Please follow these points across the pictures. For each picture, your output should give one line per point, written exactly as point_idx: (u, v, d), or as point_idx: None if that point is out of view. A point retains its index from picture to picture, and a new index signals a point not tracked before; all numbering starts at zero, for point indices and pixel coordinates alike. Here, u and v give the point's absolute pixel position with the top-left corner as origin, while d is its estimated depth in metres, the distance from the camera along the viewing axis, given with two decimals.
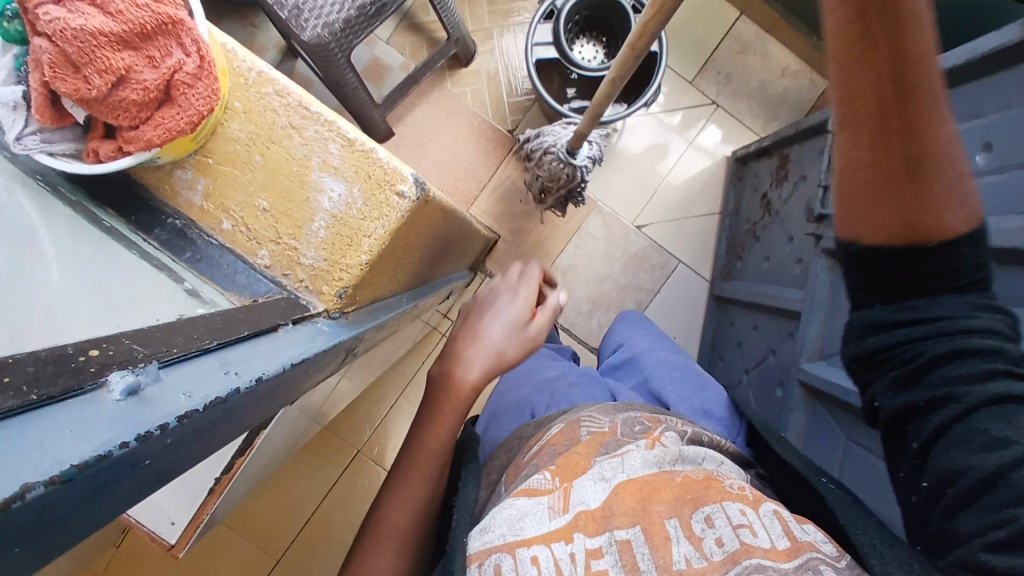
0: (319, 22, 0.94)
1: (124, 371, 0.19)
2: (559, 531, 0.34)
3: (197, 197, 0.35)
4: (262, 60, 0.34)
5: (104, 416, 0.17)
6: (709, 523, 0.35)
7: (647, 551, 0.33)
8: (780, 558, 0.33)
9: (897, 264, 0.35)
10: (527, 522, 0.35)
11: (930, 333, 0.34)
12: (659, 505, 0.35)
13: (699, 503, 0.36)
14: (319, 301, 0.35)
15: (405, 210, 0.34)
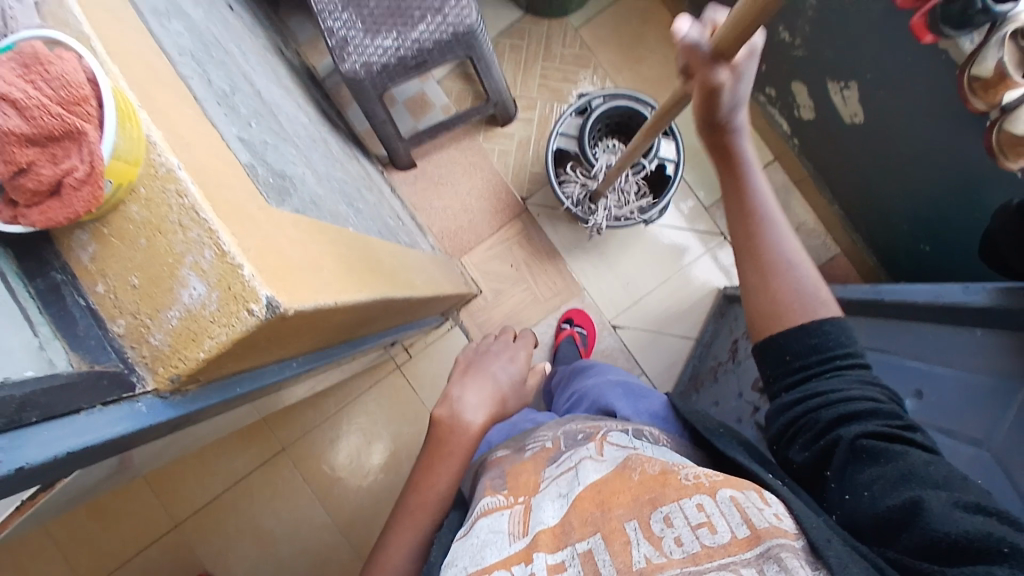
0: (360, 60, 1.01)
1: None
2: (520, 554, 0.44)
3: (86, 257, 0.39)
4: (177, 159, 0.38)
5: None
6: (667, 525, 0.42)
7: (607, 557, 0.41)
8: (739, 548, 0.40)
9: (790, 350, 0.58)
10: (489, 552, 0.46)
11: (818, 406, 0.55)
12: (619, 513, 0.44)
13: (657, 507, 0.44)
14: (150, 380, 0.39)
15: (251, 324, 0.38)
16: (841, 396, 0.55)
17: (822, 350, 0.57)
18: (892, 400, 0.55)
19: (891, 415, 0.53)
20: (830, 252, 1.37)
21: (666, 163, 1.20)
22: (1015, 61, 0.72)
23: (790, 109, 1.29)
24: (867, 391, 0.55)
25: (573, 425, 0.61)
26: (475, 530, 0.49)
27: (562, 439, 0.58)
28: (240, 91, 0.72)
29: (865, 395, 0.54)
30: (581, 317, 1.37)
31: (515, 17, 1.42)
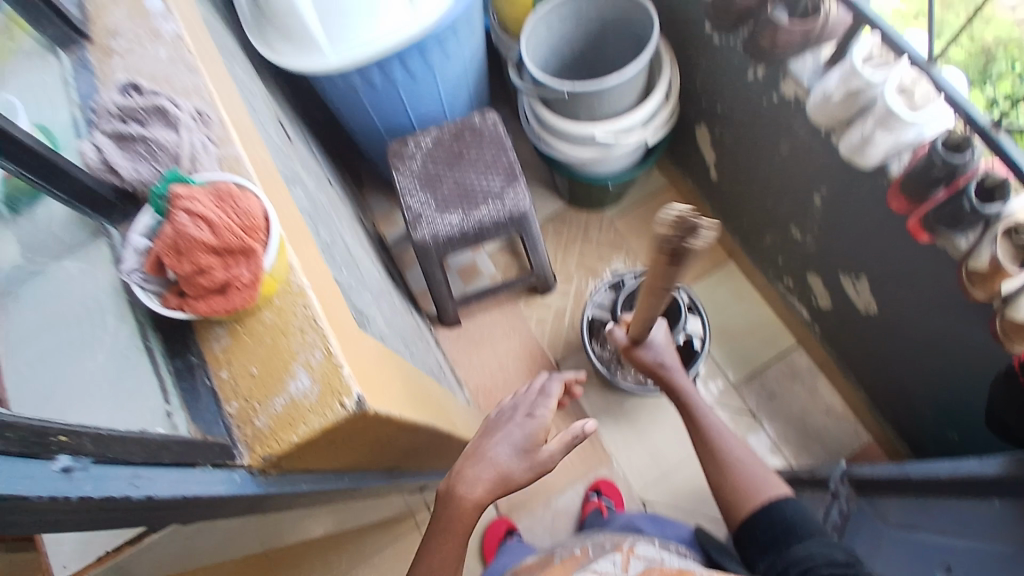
0: (429, 230, 1.20)
1: (69, 456, 0.33)
2: None
3: (219, 346, 0.48)
4: (309, 282, 0.50)
5: (41, 475, 0.31)
6: None
7: None
8: None
9: (758, 527, 0.78)
10: None
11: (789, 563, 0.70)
12: None
13: None
14: (247, 456, 0.46)
15: (341, 415, 0.46)
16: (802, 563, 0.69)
17: (777, 521, 0.76)
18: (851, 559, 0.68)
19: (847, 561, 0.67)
20: (859, 436, 1.38)
21: (694, 337, 1.29)
22: (1008, 256, 0.84)
23: (809, 299, 1.40)
24: (825, 551, 0.69)
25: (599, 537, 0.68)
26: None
27: (590, 550, 0.62)
28: (336, 244, 0.88)
29: (821, 549, 0.69)
30: (608, 486, 1.36)
31: (559, 206, 1.66)
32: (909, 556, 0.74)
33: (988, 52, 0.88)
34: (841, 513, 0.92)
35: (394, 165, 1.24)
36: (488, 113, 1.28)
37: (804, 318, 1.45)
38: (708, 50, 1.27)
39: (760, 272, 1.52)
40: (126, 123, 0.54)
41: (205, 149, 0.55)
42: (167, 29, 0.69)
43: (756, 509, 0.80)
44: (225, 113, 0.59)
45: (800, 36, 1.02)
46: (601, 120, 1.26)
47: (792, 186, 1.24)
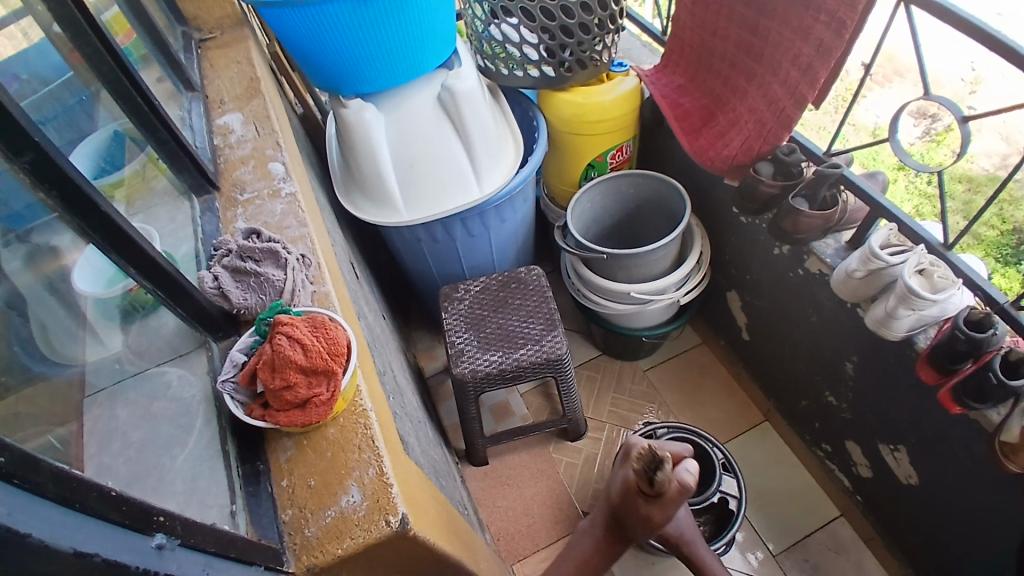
0: (469, 367, 1.27)
1: (162, 537, 0.38)
2: None
3: (284, 456, 0.54)
4: (371, 405, 0.57)
5: (139, 550, 0.36)
6: None
7: None
8: None
9: None
10: None
11: None
12: None
13: None
14: (294, 563, 0.49)
15: (386, 531, 0.49)
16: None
17: None
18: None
19: None
20: None
21: (728, 498, 1.26)
22: None
23: (848, 465, 1.36)
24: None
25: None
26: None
27: None
28: (387, 374, 0.95)
29: None
30: None
31: (593, 354, 1.72)
32: None
33: (1020, 231, 1.04)
34: None
35: (444, 305, 1.36)
36: (533, 266, 1.41)
37: (846, 485, 1.40)
38: (736, 225, 1.41)
39: (797, 436, 1.50)
40: (244, 261, 0.66)
41: (303, 287, 0.66)
42: (285, 189, 0.85)
43: None
44: (322, 257, 0.71)
45: (820, 221, 1.14)
46: (636, 279, 1.38)
47: (822, 353, 1.28)
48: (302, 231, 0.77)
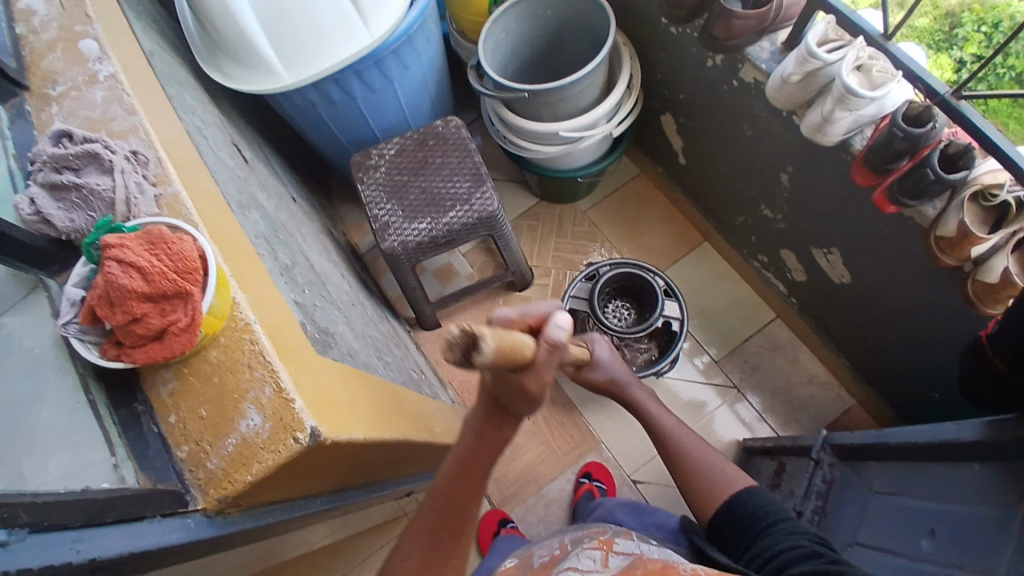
0: (399, 239, 1.19)
1: (5, 531, 0.35)
2: None
3: (166, 391, 0.49)
4: (254, 315, 0.49)
5: None
6: None
7: None
8: None
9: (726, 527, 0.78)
10: None
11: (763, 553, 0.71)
12: None
13: None
14: (201, 499, 0.45)
15: (296, 450, 0.45)
16: (773, 548, 0.70)
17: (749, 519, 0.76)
18: (817, 543, 0.68)
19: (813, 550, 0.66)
20: (844, 403, 1.39)
21: (671, 321, 1.30)
22: (973, 220, 0.86)
23: (784, 273, 1.40)
24: (791, 541, 0.69)
25: (577, 532, 0.73)
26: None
27: (567, 545, 0.68)
28: (299, 266, 0.87)
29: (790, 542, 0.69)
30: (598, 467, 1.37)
31: (532, 202, 1.65)
32: (897, 520, 0.74)
33: (951, 16, 0.98)
34: (823, 481, 0.94)
35: (358, 177, 1.23)
36: (450, 116, 1.26)
37: (781, 291, 1.45)
38: (665, 37, 1.26)
39: (736, 252, 1.52)
40: (60, 173, 0.54)
41: (143, 192, 0.55)
42: (102, 70, 0.68)
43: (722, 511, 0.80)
44: (162, 150, 0.59)
45: (754, 22, 1.01)
46: (565, 115, 1.26)
47: (757, 167, 1.24)
48: (132, 122, 0.63)
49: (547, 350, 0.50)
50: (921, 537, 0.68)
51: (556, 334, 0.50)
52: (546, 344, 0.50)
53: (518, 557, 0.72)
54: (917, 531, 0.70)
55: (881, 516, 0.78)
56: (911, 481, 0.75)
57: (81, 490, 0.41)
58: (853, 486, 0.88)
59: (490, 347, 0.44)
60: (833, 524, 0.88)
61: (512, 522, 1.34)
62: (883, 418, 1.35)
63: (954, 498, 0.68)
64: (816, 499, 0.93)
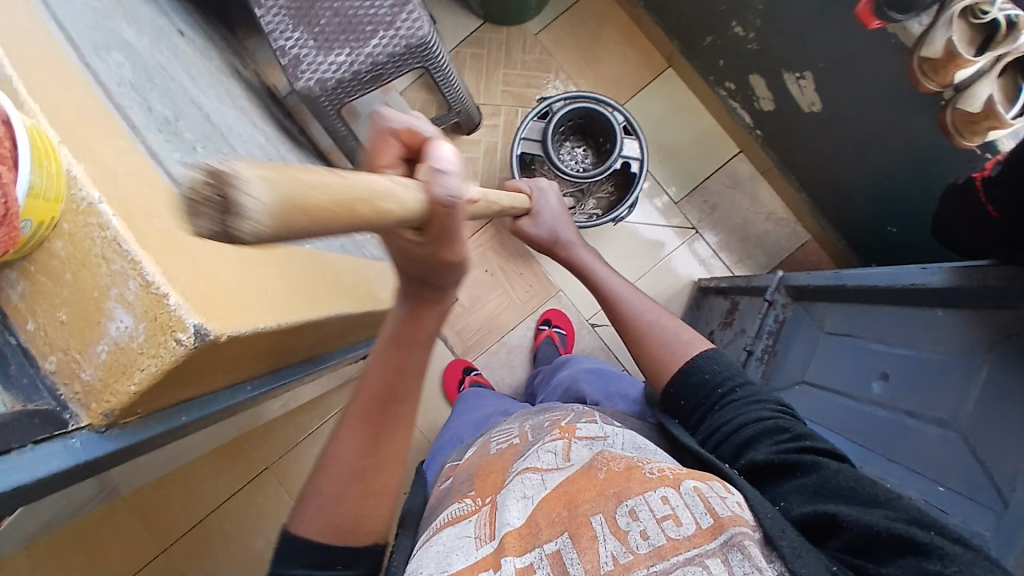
0: (314, 76, 1.00)
1: None
2: (485, 558, 0.50)
3: (16, 295, 0.39)
4: (99, 192, 0.38)
5: None
6: (633, 517, 0.50)
7: (575, 552, 0.49)
8: (704, 539, 0.49)
9: (680, 396, 0.74)
10: (456, 558, 0.51)
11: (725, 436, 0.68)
12: (584, 507, 0.51)
13: (624, 499, 0.52)
14: (85, 415, 0.39)
15: (180, 354, 0.37)
16: (737, 424, 0.68)
17: (696, 391, 0.73)
18: (779, 416, 0.67)
19: (783, 431, 0.65)
20: (799, 238, 1.39)
21: (631, 162, 1.18)
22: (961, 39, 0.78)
23: (750, 102, 1.29)
24: (753, 414, 0.68)
25: (539, 418, 0.72)
26: (440, 538, 0.55)
27: (528, 433, 0.68)
28: (185, 117, 0.71)
29: (751, 419, 0.67)
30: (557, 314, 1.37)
31: (475, 26, 1.42)
32: (850, 358, 0.78)
33: None
34: (775, 321, 0.97)
35: None
36: None
37: (747, 123, 1.35)
38: None
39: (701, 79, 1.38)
40: None
41: None
42: None
43: (678, 379, 0.75)
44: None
45: None
46: None
47: None
48: None
49: (439, 208, 0.32)
50: (877, 381, 0.72)
51: (440, 175, 0.32)
52: (439, 203, 0.31)
53: (479, 445, 0.73)
54: (874, 375, 0.73)
55: (835, 355, 0.82)
56: (868, 325, 0.77)
57: None
58: (807, 323, 0.91)
59: (259, 212, 0.21)
60: (780, 363, 0.93)
61: (475, 368, 1.36)
62: (835, 251, 1.36)
63: (913, 340, 0.69)
64: (766, 339, 0.96)
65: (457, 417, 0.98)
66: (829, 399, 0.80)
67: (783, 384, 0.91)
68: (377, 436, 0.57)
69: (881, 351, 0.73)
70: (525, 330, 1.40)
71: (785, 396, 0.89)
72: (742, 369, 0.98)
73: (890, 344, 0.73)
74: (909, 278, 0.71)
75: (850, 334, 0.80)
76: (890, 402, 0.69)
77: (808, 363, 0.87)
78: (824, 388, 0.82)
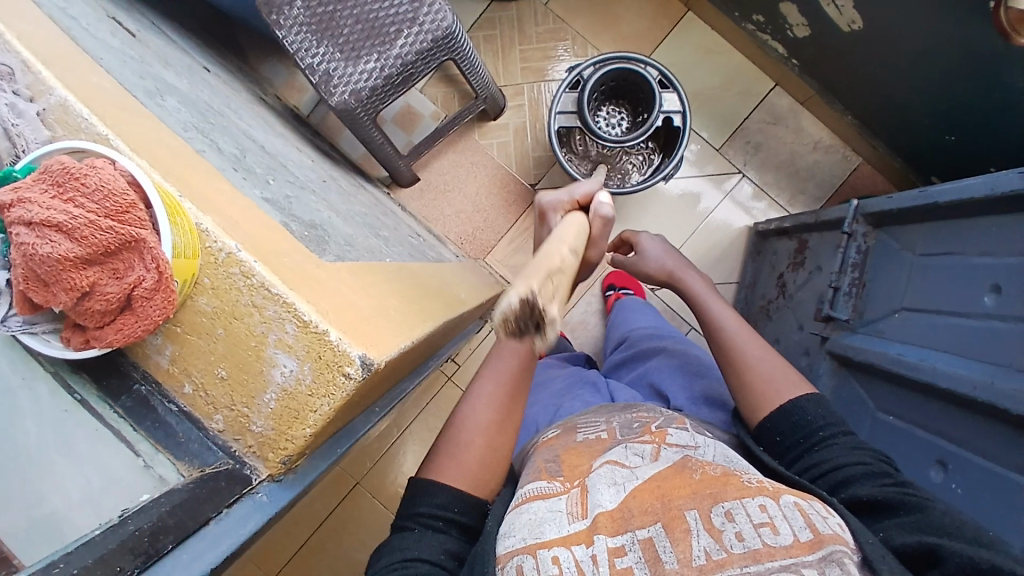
0: (347, 89, 0.99)
1: None
2: (579, 535, 0.51)
3: (166, 360, 0.40)
4: (233, 240, 0.37)
5: None
6: (729, 518, 0.49)
7: (667, 541, 0.48)
8: (802, 551, 0.47)
9: (779, 432, 0.71)
10: (548, 528, 0.52)
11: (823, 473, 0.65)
12: (678, 501, 0.51)
13: (719, 501, 0.51)
14: (263, 467, 0.40)
15: (350, 388, 0.37)
16: (840, 462, 0.65)
17: (802, 429, 0.70)
18: (883, 462, 0.65)
19: (888, 476, 0.63)
20: (851, 164, 1.35)
21: (673, 116, 1.15)
22: None
23: (782, 32, 1.24)
24: (859, 457, 0.66)
25: (626, 417, 0.71)
26: (531, 507, 0.55)
27: (617, 431, 0.67)
28: (249, 151, 0.70)
29: (855, 460, 0.65)
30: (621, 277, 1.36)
31: (482, 8, 1.39)
32: (950, 277, 0.76)
33: None
34: (858, 252, 0.93)
35: (272, 19, 0.97)
36: None
37: (780, 54, 1.30)
38: None
39: (723, 18, 1.33)
40: None
41: (16, 112, 0.39)
42: None
43: (774, 413, 0.72)
44: (25, 47, 0.40)
45: None
46: None
47: None
48: None
49: (601, 223, 0.69)
50: (990, 296, 0.69)
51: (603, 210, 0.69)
52: (597, 217, 0.69)
53: (562, 427, 0.72)
54: (987, 290, 0.70)
55: (931, 278, 0.79)
56: (968, 241, 0.74)
57: (120, 523, 0.35)
58: (892, 250, 0.88)
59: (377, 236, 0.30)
60: (871, 294, 0.90)
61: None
62: (891, 169, 1.32)
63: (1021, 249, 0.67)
64: (852, 272, 0.93)
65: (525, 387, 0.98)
66: (932, 323, 0.77)
67: (879, 317, 0.87)
68: (509, 392, 0.72)
69: (990, 267, 0.70)
70: (587, 307, 1.39)
71: (883, 329, 0.86)
72: (830, 309, 0.96)
73: (996, 256, 0.70)
74: (1011, 184, 0.67)
75: (946, 254, 0.77)
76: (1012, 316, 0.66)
77: (901, 288, 0.83)
78: (924, 314, 0.79)
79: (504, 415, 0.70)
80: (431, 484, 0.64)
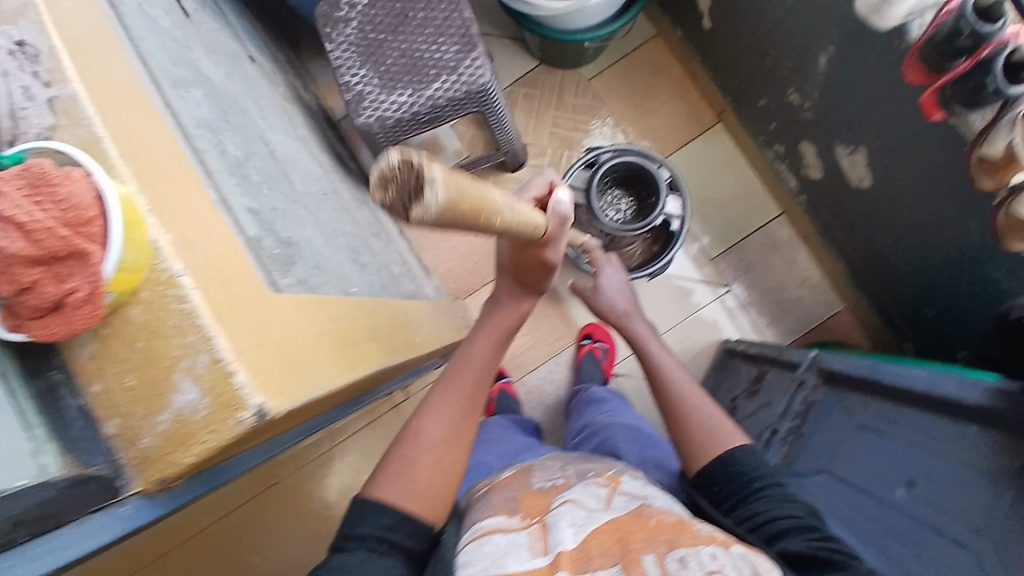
0: (374, 113, 1.03)
1: None
2: (541, 568, 0.51)
3: (85, 356, 0.42)
4: (181, 264, 0.40)
5: None
6: (682, 563, 0.51)
7: None
8: None
9: (718, 483, 0.73)
10: (509, 560, 0.52)
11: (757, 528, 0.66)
12: (635, 546, 0.53)
13: (675, 548, 0.53)
14: (135, 485, 0.43)
15: (239, 430, 0.40)
16: (775, 515, 0.66)
17: (736, 483, 0.72)
18: (812, 517, 0.67)
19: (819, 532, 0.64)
20: (833, 308, 1.38)
21: (672, 220, 1.21)
22: None
23: (798, 169, 1.29)
24: (790, 510, 0.67)
25: (581, 466, 0.72)
26: (489, 541, 0.55)
27: (572, 479, 0.67)
28: (253, 156, 0.74)
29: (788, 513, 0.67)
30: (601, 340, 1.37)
31: (529, 67, 1.45)
32: (875, 455, 0.77)
33: None
34: (804, 403, 0.95)
35: (325, 32, 1.04)
36: None
37: (792, 187, 1.34)
38: None
39: (748, 138, 1.39)
40: None
41: (28, 96, 0.42)
42: None
43: (713, 461, 0.75)
44: (59, 35, 0.44)
45: None
46: None
47: (794, 46, 1.07)
48: None
49: (557, 223, 0.66)
50: (903, 492, 0.71)
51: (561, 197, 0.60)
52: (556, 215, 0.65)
53: (519, 467, 0.73)
54: (899, 484, 0.72)
55: (858, 451, 0.80)
56: (902, 427, 0.76)
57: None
58: (833, 410, 0.90)
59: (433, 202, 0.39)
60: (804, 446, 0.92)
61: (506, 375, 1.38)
62: (869, 324, 1.34)
63: (944, 453, 0.69)
64: (792, 421, 0.96)
65: (482, 446, 0.97)
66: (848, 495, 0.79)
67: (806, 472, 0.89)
68: (460, 405, 0.73)
69: (909, 463, 0.72)
70: (548, 372, 1.40)
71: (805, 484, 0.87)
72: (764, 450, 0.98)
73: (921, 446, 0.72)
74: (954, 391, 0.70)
75: (877, 432, 0.80)
76: (918, 517, 0.68)
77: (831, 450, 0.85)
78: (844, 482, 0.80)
79: (455, 429, 0.71)
80: (374, 504, 0.63)
